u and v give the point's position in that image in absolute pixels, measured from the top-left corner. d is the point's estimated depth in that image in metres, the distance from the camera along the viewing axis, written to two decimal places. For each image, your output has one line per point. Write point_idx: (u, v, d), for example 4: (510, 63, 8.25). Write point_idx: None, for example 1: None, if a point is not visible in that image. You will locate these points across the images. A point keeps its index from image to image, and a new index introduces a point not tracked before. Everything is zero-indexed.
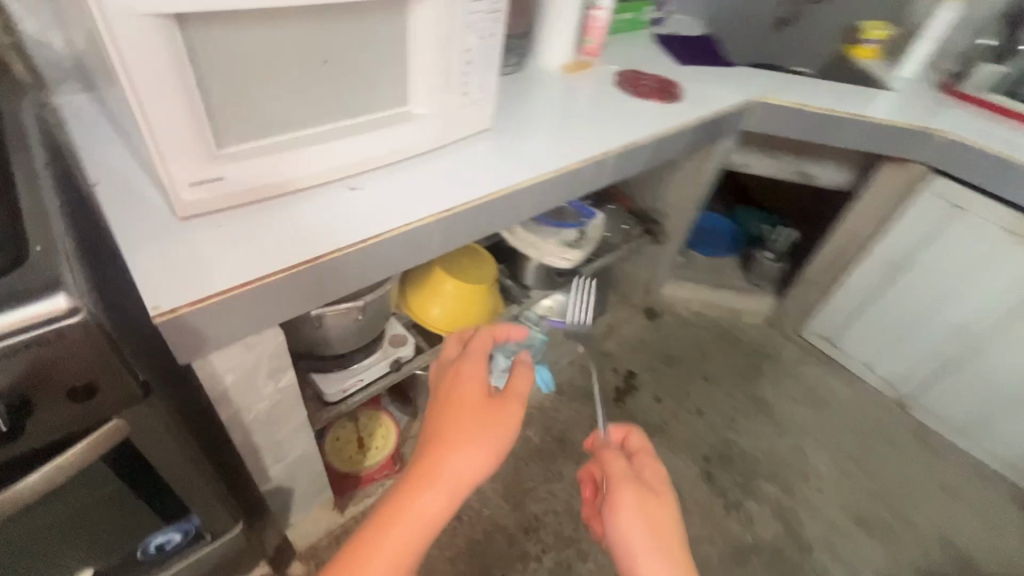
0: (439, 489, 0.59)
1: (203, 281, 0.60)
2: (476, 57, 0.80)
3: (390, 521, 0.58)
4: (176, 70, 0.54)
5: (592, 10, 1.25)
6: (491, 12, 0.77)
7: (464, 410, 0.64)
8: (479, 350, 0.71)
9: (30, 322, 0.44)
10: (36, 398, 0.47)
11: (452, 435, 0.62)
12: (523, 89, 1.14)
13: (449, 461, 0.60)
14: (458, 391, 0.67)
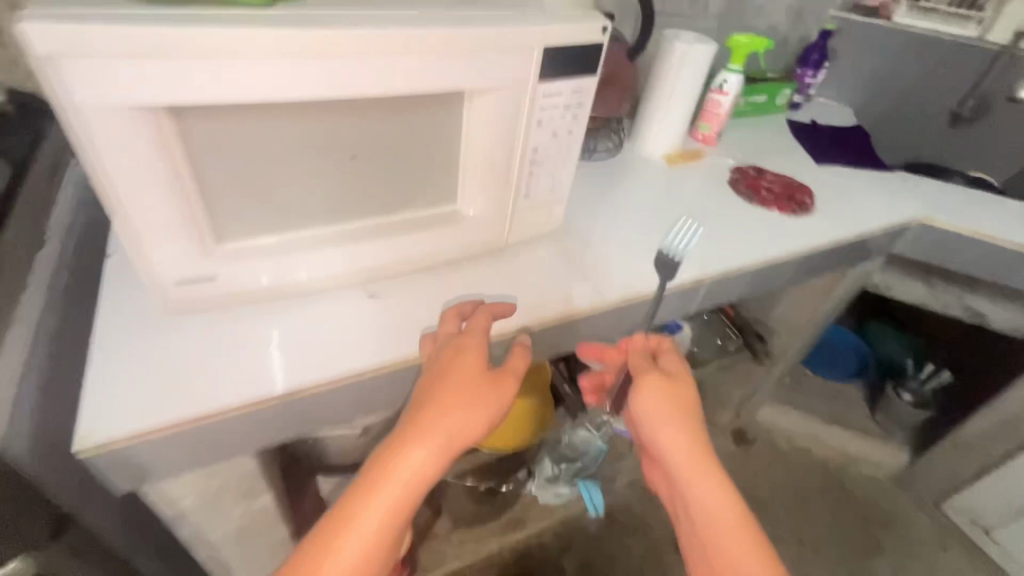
0: (429, 440, 0.46)
1: (157, 404, 0.50)
2: (545, 156, 0.66)
3: (374, 478, 0.45)
4: (161, 165, 0.46)
5: (713, 94, 1.07)
6: (569, 108, 0.62)
7: (457, 371, 0.51)
8: (482, 323, 0.56)
9: None
10: None
11: (441, 397, 0.49)
12: (613, 179, 0.98)
13: (440, 410, 0.48)
14: (451, 351, 0.53)
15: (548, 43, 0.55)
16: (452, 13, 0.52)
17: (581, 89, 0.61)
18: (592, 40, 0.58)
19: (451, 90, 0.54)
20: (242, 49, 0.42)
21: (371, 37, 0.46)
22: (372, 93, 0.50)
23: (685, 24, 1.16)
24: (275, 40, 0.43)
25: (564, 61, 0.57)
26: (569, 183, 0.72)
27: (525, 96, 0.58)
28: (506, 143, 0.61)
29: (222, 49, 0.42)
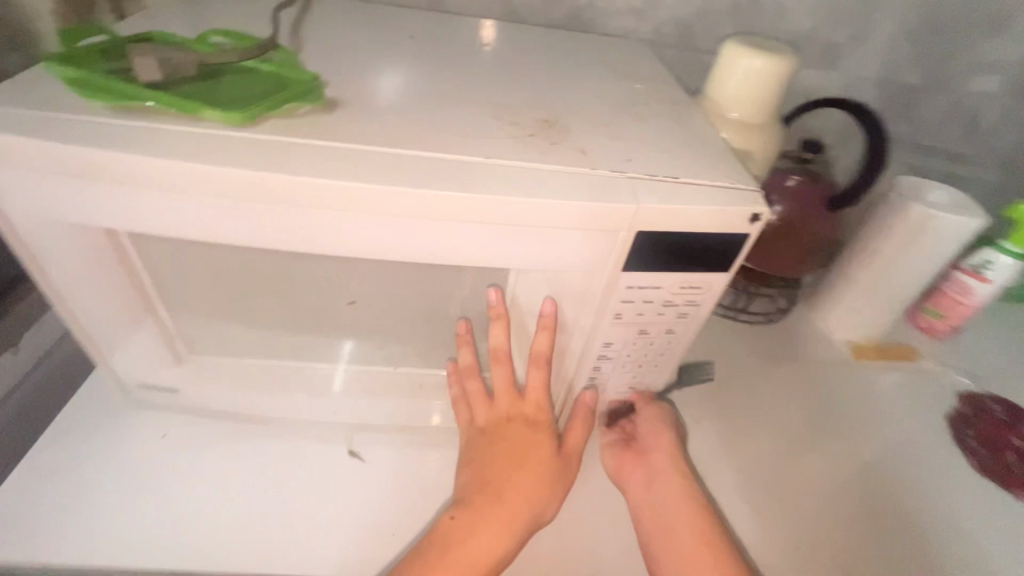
0: (503, 522, 0.43)
1: (63, 522, 0.45)
2: (622, 352, 0.46)
3: (439, 554, 0.41)
4: (115, 270, 0.39)
5: (960, 274, 0.70)
6: (667, 308, 0.42)
7: (526, 448, 0.47)
8: (544, 364, 0.45)
9: None
10: None
11: (509, 482, 0.45)
12: (755, 359, 0.71)
13: (511, 487, 0.45)
14: (511, 413, 0.48)
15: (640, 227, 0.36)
16: (508, 160, 0.36)
17: (698, 283, 0.40)
18: (723, 225, 0.36)
19: (479, 262, 0.38)
20: (193, 180, 0.32)
21: (364, 189, 0.33)
22: (364, 253, 0.37)
23: (943, 163, 0.82)
24: (234, 178, 0.32)
25: (667, 251, 0.37)
26: (655, 385, 0.50)
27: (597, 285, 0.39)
28: (555, 329, 0.43)
29: (172, 176, 0.32)
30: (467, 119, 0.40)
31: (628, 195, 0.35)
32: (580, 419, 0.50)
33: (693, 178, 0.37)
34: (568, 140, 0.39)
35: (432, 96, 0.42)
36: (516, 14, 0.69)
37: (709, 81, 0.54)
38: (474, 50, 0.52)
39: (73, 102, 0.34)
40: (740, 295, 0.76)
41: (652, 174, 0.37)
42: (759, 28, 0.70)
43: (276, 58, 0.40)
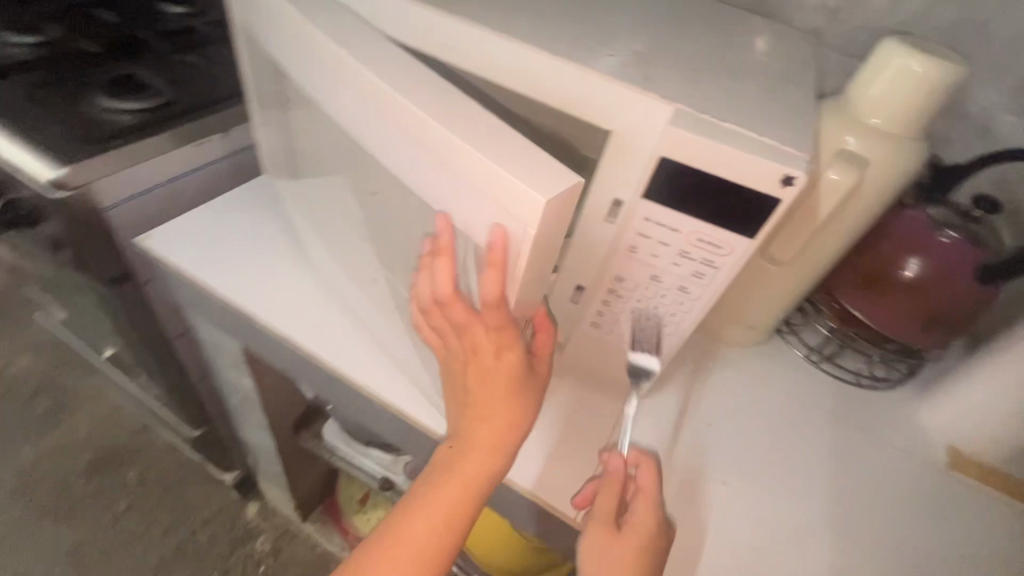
0: (489, 453, 0.44)
1: (200, 250, 0.63)
2: (632, 294, 0.47)
3: (412, 509, 0.43)
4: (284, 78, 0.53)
5: None
6: (682, 258, 0.42)
7: (497, 374, 0.43)
8: (497, 303, 0.39)
9: (27, 170, 0.56)
10: (34, 224, 0.61)
11: (490, 411, 0.44)
12: (813, 409, 0.64)
13: (495, 411, 0.44)
14: (476, 335, 0.42)
15: (544, 220, 0.32)
16: (476, 113, 0.36)
17: (718, 242, 0.40)
18: (749, 177, 0.35)
19: (438, 202, 0.38)
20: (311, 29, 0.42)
21: (398, 68, 0.39)
22: (378, 144, 0.41)
23: None
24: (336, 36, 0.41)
25: (685, 188, 0.38)
26: (663, 351, 0.50)
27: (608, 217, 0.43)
28: (502, 265, 0.36)
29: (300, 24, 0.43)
30: (562, 29, 0.44)
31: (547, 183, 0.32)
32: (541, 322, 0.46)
33: (741, 126, 0.37)
34: (641, 68, 0.41)
35: (546, 7, 0.47)
36: None
37: (854, 81, 0.50)
38: None
39: None
40: (834, 345, 0.67)
41: (699, 111, 0.37)
42: (975, 57, 0.60)
43: None
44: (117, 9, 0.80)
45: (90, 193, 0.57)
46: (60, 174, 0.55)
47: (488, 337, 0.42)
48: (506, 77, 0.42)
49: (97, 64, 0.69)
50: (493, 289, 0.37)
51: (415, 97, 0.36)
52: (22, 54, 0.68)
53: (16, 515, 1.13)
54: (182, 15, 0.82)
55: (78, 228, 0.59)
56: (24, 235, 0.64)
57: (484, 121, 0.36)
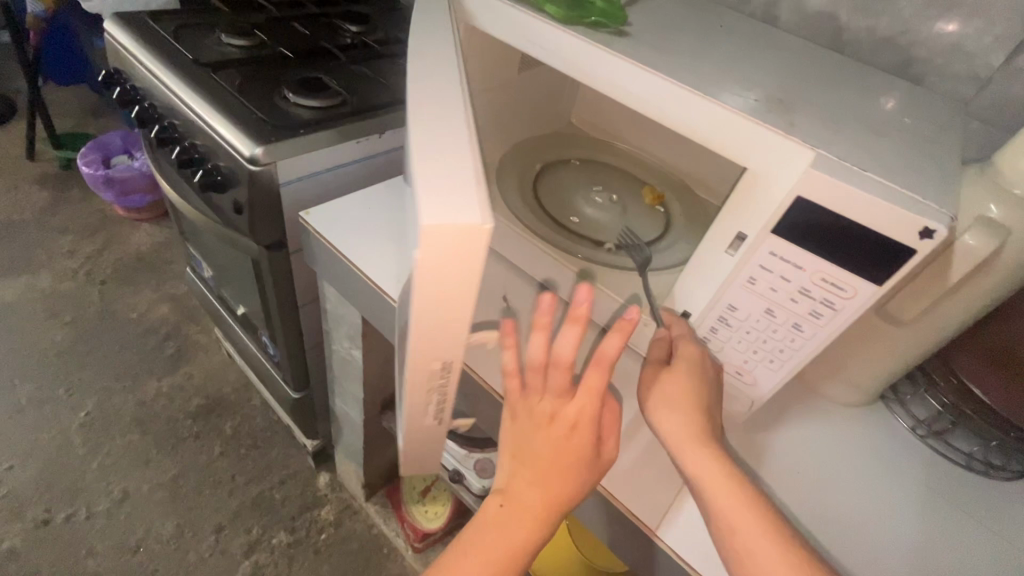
0: (537, 512, 0.50)
1: (346, 228, 0.72)
2: (740, 324, 0.48)
3: (479, 535, 0.50)
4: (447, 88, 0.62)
5: None
6: (801, 295, 0.43)
7: (567, 446, 0.49)
8: (603, 368, 0.48)
9: (233, 146, 0.68)
10: (225, 190, 0.74)
11: (546, 480, 0.49)
12: (915, 483, 0.61)
13: (555, 481, 0.49)
14: (564, 408, 0.49)
15: (429, 247, 0.33)
16: (460, 144, 0.38)
17: (841, 284, 0.41)
18: (886, 223, 0.37)
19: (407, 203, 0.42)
20: (440, 51, 0.48)
21: (440, 83, 0.43)
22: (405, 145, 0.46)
23: None
24: (443, 62, 0.46)
25: (818, 227, 0.40)
26: (765, 387, 0.51)
27: (729, 248, 0.47)
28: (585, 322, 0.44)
29: (429, 44, 0.49)
30: (709, 73, 0.48)
31: (449, 215, 0.33)
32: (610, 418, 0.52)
33: (882, 176, 0.39)
34: (785, 115, 0.44)
35: (695, 52, 0.51)
36: (840, 43, 0.70)
37: (1002, 151, 0.49)
38: (766, 38, 0.58)
39: None
40: (944, 422, 0.64)
41: (839, 158, 0.40)
42: None
43: None
44: (305, 23, 0.95)
45: (274, 169, 0.68)
46: (258, 152, 0.67)
47: (573, 406, 0.49)
48: (652, 109, 0.48)
49: (288, 67, 0.82)
50: (571, 341, 0.45)
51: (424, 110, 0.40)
52: (233, 53, 0.83)
53: (133, 440, 1.30)
54: (355, 32, 0.95)
55: (260, 197, 0.70)
56: (213, 197, 0.77)
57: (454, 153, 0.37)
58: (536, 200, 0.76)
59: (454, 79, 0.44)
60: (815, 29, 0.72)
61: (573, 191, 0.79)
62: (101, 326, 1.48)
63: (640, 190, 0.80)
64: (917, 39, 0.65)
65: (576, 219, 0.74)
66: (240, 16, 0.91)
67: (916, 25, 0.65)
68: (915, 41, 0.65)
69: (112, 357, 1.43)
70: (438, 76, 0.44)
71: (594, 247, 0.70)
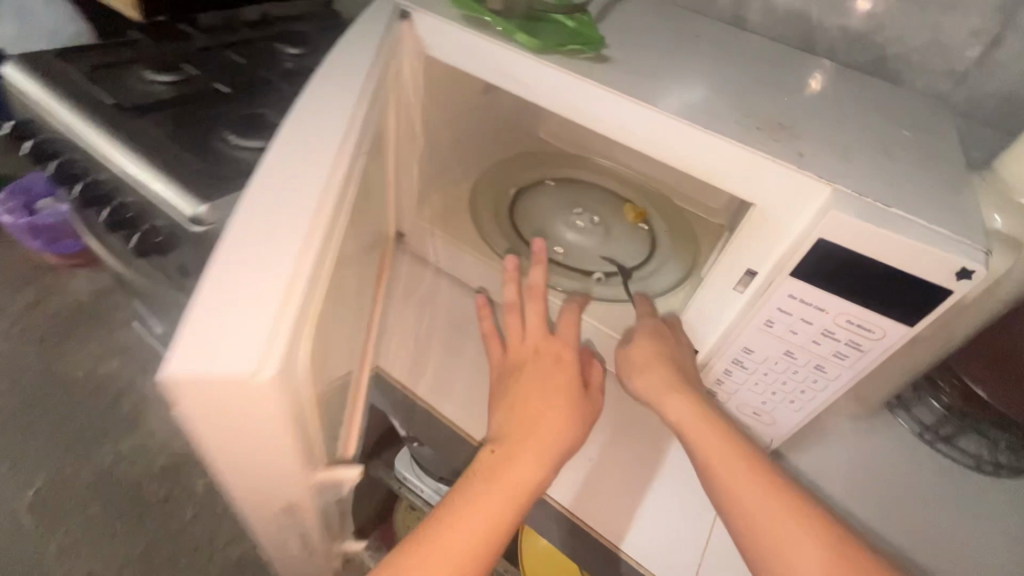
0: (539, 449, 0.47)
1: None
2: (757, 364, 0.45)
3: (476, 484, 0.44)
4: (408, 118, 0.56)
5: None
6: (825, 338, 0.40)
7: (551, 379, 0.52)
8: (540, 297, 0.59)
9: (171, 205, 0.60)
10: (168, 251, 0.66)
11: (539, 419, 0.49)
12: (935, 495, 0.59)
13: (545, 417, 0.49)
14: (541, 347, 0.56)
15: (183, 397, 0.27)
16: (279, 260, 0.30)
17: (868, 325, 0.38)
18: (917, 262, 0.34)
19: None
20: (335, 110, 0.40)
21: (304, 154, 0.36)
22: None
23: None
24: (326, 128, 0.38)
25: (843, 269, 0.37)
26: (786, 425, 0.48)
27: (737, 286, 0.44)
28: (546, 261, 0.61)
29: (322, 98, 0.40)
30: (701, 99, 0.44)
31: (205, 363, 0.27)
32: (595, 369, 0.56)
33: (907, 211, 0.36)
34: (790, 142, 0.40)
35: (680, 74, 0.47)
36: (813, 44, 0.68)
37: (1001, 158, 0.47)
38: (745, 49, 0.55)
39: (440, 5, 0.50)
40: (951, 426, 0.63)
41: (861, 194, 0.36)
42: None
43: (579, 16, 0.50)
44: (239, 50, 0.86)
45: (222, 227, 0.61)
46: (201, 210, 0.59)
47: (552, 343, 0.56)
48: (645, 143, 0.44)
49: (226, 103, 0.74)
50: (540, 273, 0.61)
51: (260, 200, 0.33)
52: (160, 92, 0.74)
53: (94, 513, 1.19)
54: (296, 56, 0.87)
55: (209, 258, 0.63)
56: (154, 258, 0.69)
57: (262, 270, 0.30)
58: (515, 231, 0.71)
59: (328, 155, 0.36)
60: (786, 28, 0.69)
61: (553, 215, 0.74)
62: (44, 392, 1.34)
63: (621, 207, 0.76)
64: (892, 35, 0.63)
65: (560, 248, 0.70)
66: (164, 47, 0.82)
67: (890, 20, 0.62)
68: (890, 36, 0.63)
69: (60, 423, 1.30)
70: (310, 153, 0.36)
71: (583, 278, 0.66)
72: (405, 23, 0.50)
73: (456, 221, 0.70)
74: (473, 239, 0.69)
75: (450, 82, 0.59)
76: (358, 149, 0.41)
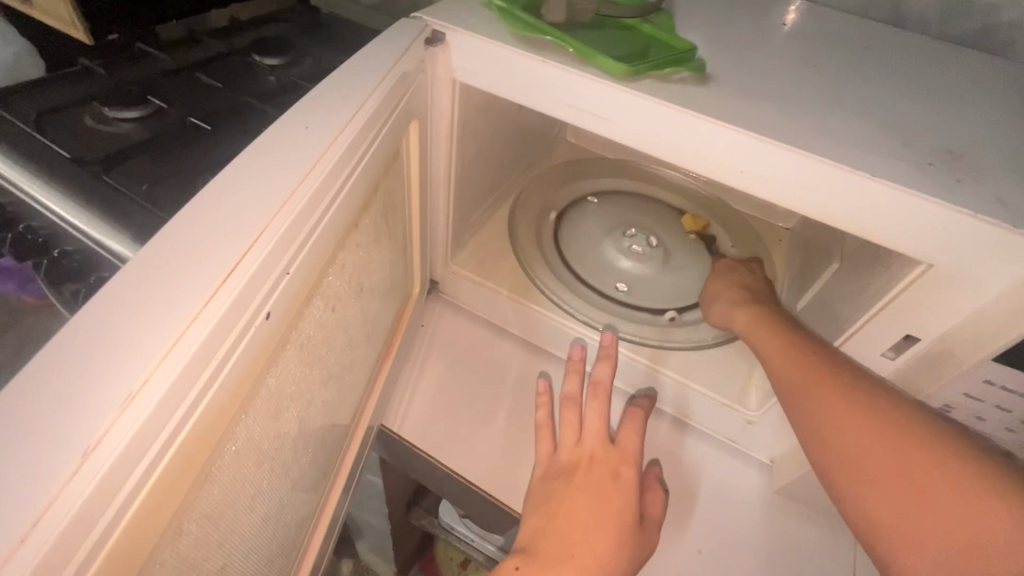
0: None
1: None
2: None
3: None
4: (441, 154, 0.46)
5: None
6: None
7: (605, 493, 0.43)
8: (605, 395, 0.49)
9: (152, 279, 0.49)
10: None
11: (575, 540, 0.41)
12: None
13: (586, 548, 0.40)
14: (595, 458, 0.46)
15: None
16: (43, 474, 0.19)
17: None
18: None
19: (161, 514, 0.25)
20: (257, 204, 0.28)
21: (167, 271, 0.25)
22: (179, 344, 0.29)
23: None
24: (230, 232, 0.27)
25: None
26: None
27: (889, 352, 0.36)
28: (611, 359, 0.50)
29: (253, 180, 0.29)
30: (838, 125, 0.34)
31: None
32: (654, 494, 0.47)
33: None
34: (977, 182, 0.31)
35: (796, 87, 0.37)
36: (900, 15, 0.56)
37: None
38: (851, 40, 0.44)
39: (477, 20, 0.39)
40: None
41: None
42: None
43: (655, 20, 0.40)
44: (210, 69, 0.73)
45: None
46: None
47: (611, 454, 0.46)
48: (751, 181, 0.35)
49: (201, 140, 0.62)
50: (604, 371, 0.50)
51: (84, 347, 0.23)
52: (123, 135, 0.62)
53: None
54: (276, 66, 0.75)
55: None
56: None
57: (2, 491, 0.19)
58: (564, 264, 0.61)
59: (212, 278, 0.25)
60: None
61: (603, 239, 0.64)
62: None
63: (677, 221, 0.66)
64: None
65: (619, 282, 0.60)
66: (121, 74, 0.69)
67: None
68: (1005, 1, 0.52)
69: None
70: (188, 274, 0.25)
71: (654, 318, 0.58)
72: (436, 47, 0.39)
73: (493, 260, 0.61)
74: (517, 281, 0.59)
75: (482, 104, 0.48)
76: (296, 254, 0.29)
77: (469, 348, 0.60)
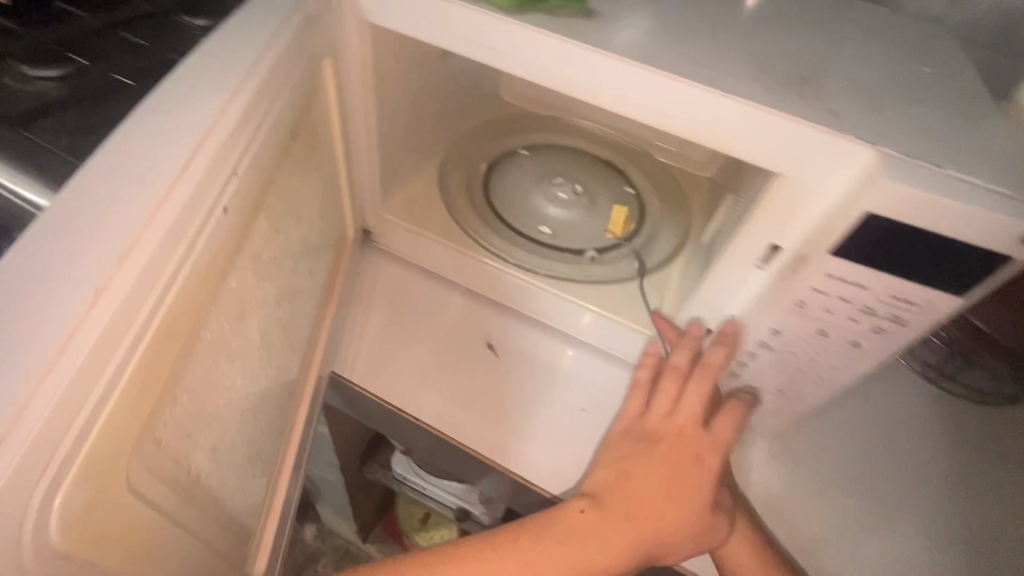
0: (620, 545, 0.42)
1: None
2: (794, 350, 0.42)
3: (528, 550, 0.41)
4: (360, 97, 0.48)
5: None
6: (862, 314, 0.38)
7: (684, 473, 0.45)
8: (709, 379, 0.47)
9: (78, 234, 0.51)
10: None
11: (641, 506, 0.43)
12: (944, 432, 0.59)
13: (647, 517, 0.43)
14: (685, 437, 0.46)
15: None
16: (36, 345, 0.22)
17: (915, 299, 0.35)
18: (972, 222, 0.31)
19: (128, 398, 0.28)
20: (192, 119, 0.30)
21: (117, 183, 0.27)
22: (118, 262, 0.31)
23: None
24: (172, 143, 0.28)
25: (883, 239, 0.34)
26: (808, 399, 0.47)
27: (758, 263, 0.40)
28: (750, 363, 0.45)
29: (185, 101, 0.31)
30: (708, 53, 0.38)
31: None
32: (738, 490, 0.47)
33: (957, 170, 0.32)
34: (820, 98, 0.35)
35: (674, 20, 0.40)
36: None
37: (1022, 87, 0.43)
38: None
39: None
40: (953, 362, 0.62)
41: (908, 155, 0.33)
42: None
43: None
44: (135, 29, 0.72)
45: None
46: None
47: (702, 439, 0.46)
48: (642, 109, 0.38)
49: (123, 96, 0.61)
50: (724, 362, 0.46)
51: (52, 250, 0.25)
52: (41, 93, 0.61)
53: None
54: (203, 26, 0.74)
55: None
56: None
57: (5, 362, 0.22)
58: (493, 212, 0.64)
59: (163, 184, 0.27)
60: None
61: (532, 189, 0.67)
62: None
63: (601, 171, 0.70)
64: None
65: (545, 226, 0.64)
66: (40, 32, 0.67)
67: None
68: None
69: None
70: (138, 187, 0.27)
71: (575, 258, 0.61)
72: None
73: (425, 208, 0.63)
74: (447, 227, 0.62)
75: (401, 50, 0.50)
76: (235, 165, 0.31)
77: (405, 293, 0.63)
